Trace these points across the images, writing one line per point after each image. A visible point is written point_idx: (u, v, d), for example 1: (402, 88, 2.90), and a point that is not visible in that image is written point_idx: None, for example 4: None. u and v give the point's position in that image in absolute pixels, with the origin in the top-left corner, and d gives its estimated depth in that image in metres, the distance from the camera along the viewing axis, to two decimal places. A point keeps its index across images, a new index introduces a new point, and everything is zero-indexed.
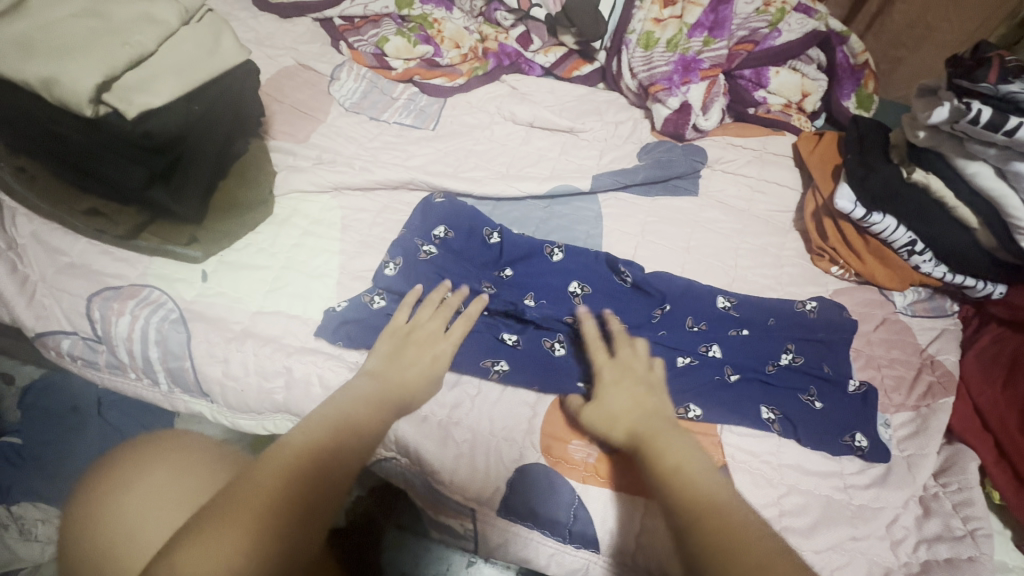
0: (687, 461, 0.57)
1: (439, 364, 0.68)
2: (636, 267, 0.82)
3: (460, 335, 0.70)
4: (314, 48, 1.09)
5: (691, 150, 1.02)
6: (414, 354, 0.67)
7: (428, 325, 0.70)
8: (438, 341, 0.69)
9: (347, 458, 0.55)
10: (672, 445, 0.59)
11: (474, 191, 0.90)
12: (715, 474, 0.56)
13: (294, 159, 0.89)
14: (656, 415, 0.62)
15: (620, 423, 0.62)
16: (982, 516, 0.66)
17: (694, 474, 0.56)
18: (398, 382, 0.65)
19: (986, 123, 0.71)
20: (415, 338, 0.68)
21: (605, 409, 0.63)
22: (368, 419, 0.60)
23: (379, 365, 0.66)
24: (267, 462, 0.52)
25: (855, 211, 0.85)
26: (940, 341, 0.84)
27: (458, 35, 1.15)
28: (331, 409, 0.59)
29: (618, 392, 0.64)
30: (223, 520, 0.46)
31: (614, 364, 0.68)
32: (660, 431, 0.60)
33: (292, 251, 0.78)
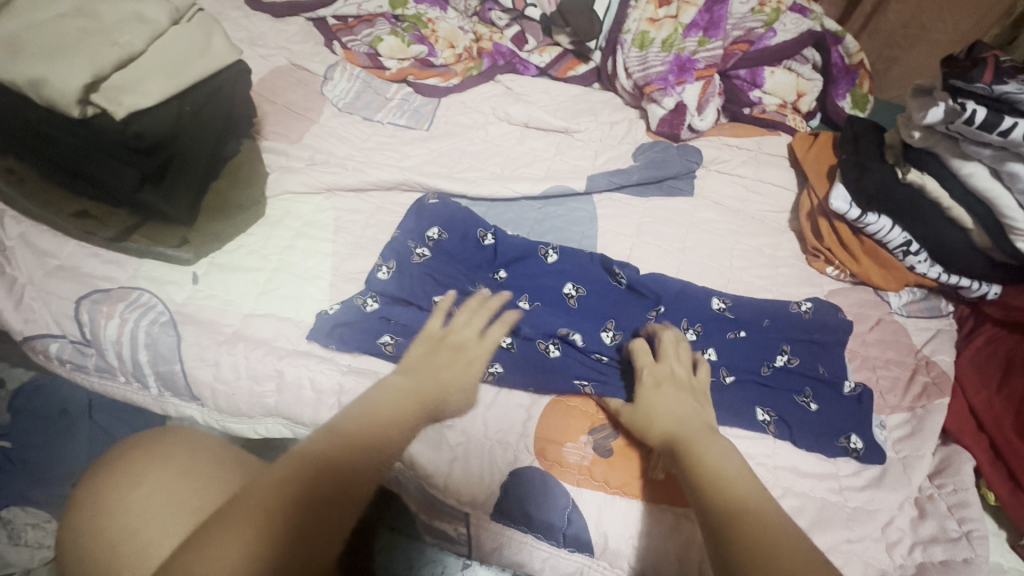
0: (726, 464, 0.56)
1: (473, 370, 0.66)
2: (631, 268, 0.82)
3: (491, 343, 0.69)
4: (307, 48, 1.08)
5: (686, 151, 1.02)
6: (449, 357, 0.65)
7: (465, 332, 0.69)
8: (473, 346, 0.68)
9: (369, 462, 0.51)
10: (710, 447, 0.58)
11: (468, 192, 0.89)
12: (748, 476, 0.55)
13: (286, 159, 0.88)
14: (697, 419, 0.62)
15: (661, 423, 0.62)
16: (977, 517, 0.66)
17: (729, 473, 0.55)
18: (430, 383, 0.61)
19: (981, 123, 0.71)
20: (449, 343, 0.67)
21: (650, 408, 0.64)
22: (395, 424, 0.55)
23: (415, 363, 0.64)
24: (283, 464, 0.48)
25: (850, 212, 0.85)
26: (934, 342, 0.84)
27: (453, 35, 1.15)
28: (358, 408, 0.55)
29: (662, 394, 0.65)
30: (229, 524, 0.42)
31: (659, 366, 0.69)
32: (698, 433, 0.60)
33: (284, 252, 0.78)
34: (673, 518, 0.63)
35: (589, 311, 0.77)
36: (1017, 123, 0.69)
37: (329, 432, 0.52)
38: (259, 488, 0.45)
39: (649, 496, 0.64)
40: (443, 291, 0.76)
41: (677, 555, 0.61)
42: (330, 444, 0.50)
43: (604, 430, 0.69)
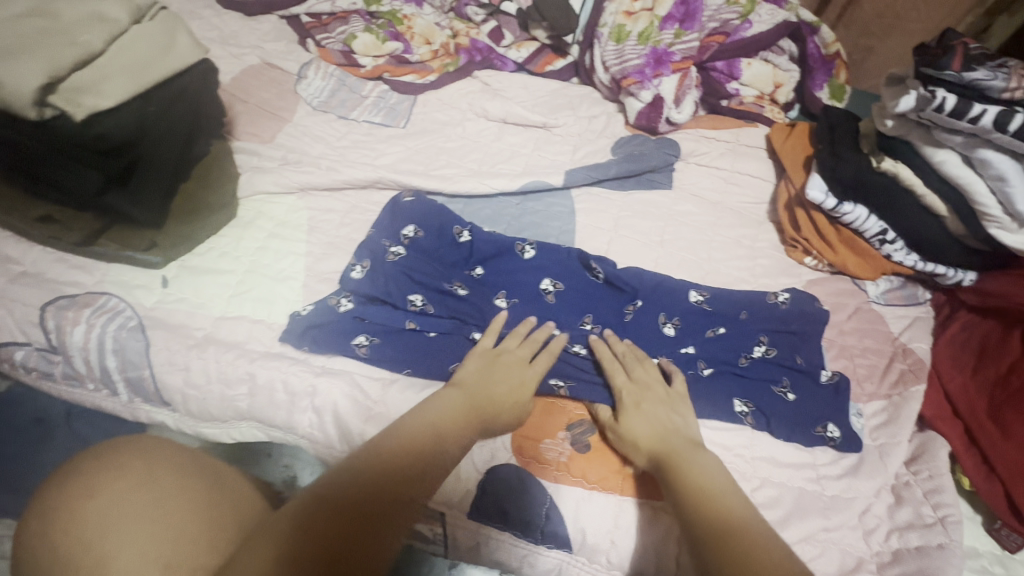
0: (715, 481, 0.57)
1: (526, 392, 0.66)
2: (609, 262, 0.81)
3: (543, 368, 0.68)
4: (280, 46, 1.07)
5: (664, 144, 1.02)
6: (502, 374, 0.66)
7: (516, 353, 0.69)
8: (524, 368, 0.67)
9: (414, 482, 0.52)
10: (695, 464, 0.59)
11: (444, 189, 0.89)
12: (735, 492, 0.56)
13: (259, 159, 0.87)
14: (679, 436, 0.63)
15: (642, 444, 0.63)
16: (952, 502, 0.66)
17: (716, 489, 0.56)
18: (484, 399, 0.63)
19: (951, 111, 0.71)
20: (502, 362, 0.67)
21: (627, 429, 0.64)
22: (452, 439, 0.58)
23: (470, 379, 0.65)
24: (341, 474, 0.50)
25: (826, 201, 0.85)
26: (912, 329, 0.84)
27: (429, 30, 1.13)
28: (419, 420, 0.58)
29: (640, 412, 0.65)
30: (279, 530, 0.43)
31: (633, 384, 0.68)
32: (681, 450, 0.61)
33: (256, 254, 0.77)
34: (648, 510, 0.64)
35: (566, 308, 0.77)
36: (986, 110, 0.69)
37: (390, 446, 0.54)
38: (313, 496, 0.47)
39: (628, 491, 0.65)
40: (418, 290, 0.75)
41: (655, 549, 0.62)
42: (383, 460, 0.52)
43: (582, 425, 0.69)
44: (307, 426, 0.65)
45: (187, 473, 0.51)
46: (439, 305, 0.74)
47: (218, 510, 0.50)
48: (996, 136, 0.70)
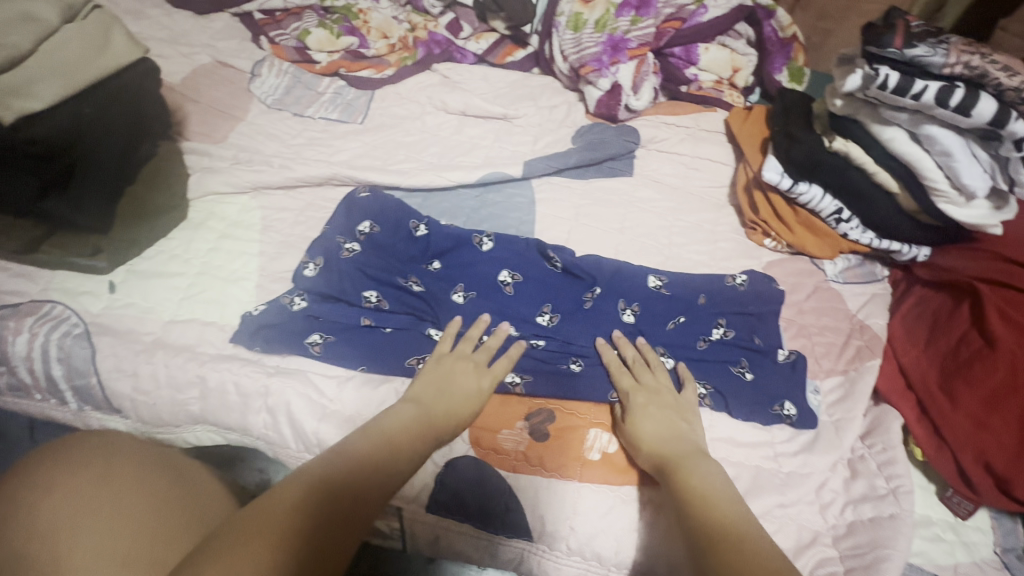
0: (716, 490, 0.55)
1: (482, 398, 0.65)
2: (566, 251, 0.81)
3: (501, 373, 0.68)
4: (233, 44, 1.05)
5: (624, 131, 1.02)
6: (457, 383, 0.65)
7: (474, 358, 0.68)
8: (481, 376, 0.67)
9: (368, 497, 0.50)
10: (700, 471, 0.57)
11: (401, 183, 0.88)
12: (734, 501, 0.54)
13: (209, 159, 0.85)
14: (686, 441, 0.62)
15: (650, 448, 0.62)
16: (904, 473, 0.67)
17: (714, 495, 0.54)
18: (438, 410, 0.61)
19: (894, 88, 0.72)
20: (456, 366, 0.66)
21: (638, 432, 0.64)
22: (404, 452, 0.56)
23: (427, 395, 0.63)
24: (291, 488, 0.47)
25: (782, 181, 0.86)
26: (869, 306, 0.85)
27: (386, 24, 1.12)
28: (370, 435, 0.56)
29: (649, 416, 0.65)
30: (233, 545, 0.40)
31: (642, 388, 0.68)
32: (688, 455, 0.60)
33: (208, 255, 0.75)
34: (608, 491, 0.65)
35: (524, 299, 0.77)
36: (926, 86, 0.70)
37: (343, 460, 0.52)
38: (264, 511, 0.44)
39: (584, 477, 0.65)
40: (374, 286, 0.74)
41: (613, 531, 0.63)
42: (337, 475, 0.50)
43: (540, 414, 0.69)
44: (261, 427, 0.64)
45: (145, 470, 0.51)
46: (394, 301, 0.74)
47: (183, 504, 0.49)
48: (938, 111, 0.71)
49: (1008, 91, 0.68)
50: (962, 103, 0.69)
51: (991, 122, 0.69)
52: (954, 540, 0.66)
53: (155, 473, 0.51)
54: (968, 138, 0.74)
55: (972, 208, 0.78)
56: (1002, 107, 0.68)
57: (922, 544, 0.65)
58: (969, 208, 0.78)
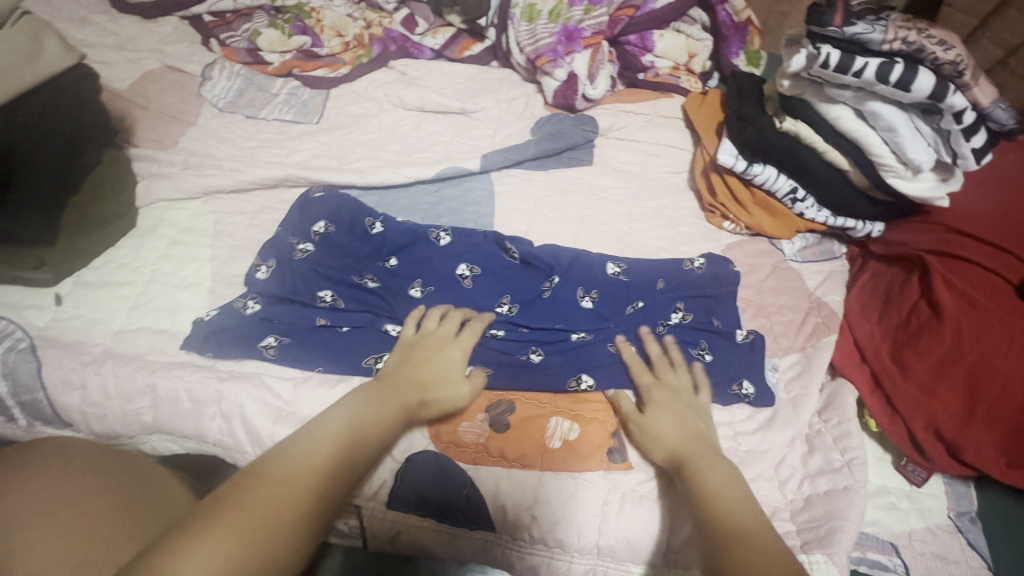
0: (726, 487, 0.58)
1: (450, 371, 0.66)
2: (524, 242, 0.81)
3: (469, 343, 0.69)
4: (182, 48, 1.03)
5: (582, 121, 1.02)
6: (424, 359, 0.66)
7: (439, 334, 0.69)
8: (448, 347, 0.68)
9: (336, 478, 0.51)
10: (713, 470, 0.59)
11: (357, 182, 0.87)
12: (744, 500, 0.56)
13: (159, 166, 0.84)
14: (702, 441, 0.63)
15: (665, 443, 0.63)
16: (858, 445, 0.68)
17: (728, 495, 0.57)
18: (405, 389, 0.62)
19: (836, 66, 0.72)
20: (424, 346, 0.68)
21: (651, 429, 0.64)
22: (372, 433, 0.56)
23: (391, 370, 0.65)
24: (259, 478, 0.48)
25: (736, 164, 0.87)
26: (826, 283, 0.86)
27: (340, 22, 1.10)
28: (342, 417, 0.56)
29: (669, 414, 0.65)
30: (205, 535, 0.41)
31: (661, 386, 0.69)
32: (702, 455, 0.61)
33: (158, 263, 0.74)
34: (570, 478, 0.65)
35: (483, 292, 0.77)
36: (867, 63, 0.70)
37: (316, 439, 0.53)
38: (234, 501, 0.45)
39: (544, 466, 0.65)
40: (329, 285, 0.73)
41: (575, 517, 0.63)
42: (307, 458, 0.51)
43: (500, 405, 0.69)
44: (215, 433, 0.63)
45: (92, 474, 0.50)
46: (350, 300, 0.73)
47: (139, 504, 0.49)
48: (880, 87, 0.72)
49: (945, 64, 0.69)
50: (902, 79, 0.70)
51: (931, 96, 0.70)
52: (908, 508, 0.68)
53: (104, 478, 0.51)
54: (911, 113, 0.75)
55: (919, 181, 0.79)
56: (940, 81, 0.69)
57: (877, 513, 0.67)
58: (916, 181, 0.79)
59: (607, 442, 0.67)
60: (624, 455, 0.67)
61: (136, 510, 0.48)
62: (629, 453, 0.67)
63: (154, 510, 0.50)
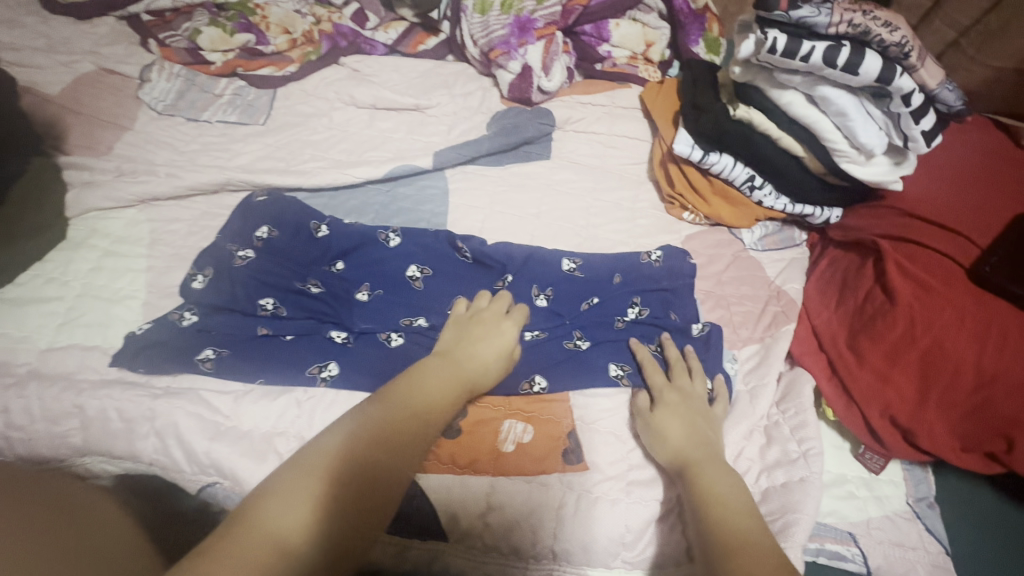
0: (728, 496, 0.56)
1: (506, 348, 0.68)
2: (476, 240, 0.79)
3: (519, 320, 0.71)
4: (119, 49, 0.99)
5: (539, 113, 0.99)
6: (482, 333, 0.68)
7: (490, 310, 0.71)
8: (501, 324, 0.70)
9: (411, 442, 0.56)
10: (719, 479, 0.58)
11: (304, 184, 0.84)
12: (747, 512, 0.55)
13: (90, 173, 0.80)
14: (707, 449, 0.62)
15: (670, 445, 0.62)
16: (814, 435, 0.68)
17: (726, 503, 0.55)
18: (463, 360, 0.65)
19: (783, 51, 0.70)
20: (476, 322, 0.69)
21: (660, 433, 0.63)
22: (440, 407, 0.60)
23: (449, 347, 0.67)
24: (343, 435, 0.54)
25: (692, 154, 0.86)
26: (786, 272, 0.86)
27: (287, 19, 1.07)
28: (412, 389, 0.60)
29: (677, 417, 0.64)
30: (298, 486, 0.48)
31: (675, 389, 0.67)
32: (706, 461, 0.60)
33: (88, 276, 0.71)
34: (523, 482, 0.63)
35: (434, 293, 0.74)
36: (814, 46, 0.69)
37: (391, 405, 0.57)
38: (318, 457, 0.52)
39: (494, 470, 0.63)
40: (270, 293, 0.70)
41: (529, 522, 0.61)
42: (383, 424, 0.55)
43: None
44: (148, 453, 0.60)
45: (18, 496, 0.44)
46: (293, 307, 0.70)
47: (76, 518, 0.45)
48: (828, 71, 0.70)
49: (891, 47, 0.68)
50: (848, 62, 0.68)
51: (878, 79, 0.68)
52: (866, 496, 0.68)
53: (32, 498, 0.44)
54: (861, 96, 0.73)
55: (873, 165, 0.78)
56: (887, 64, 0.68)
57: (834, 503, 0.67)
58: (870, 165, 0.78)
59: (562, 443, 0.66)
60: (579, 456, 0.66)
61: (78, 534, 0.43)
62: (585, 454, 0.66)
63: (96, 536, 0.44)
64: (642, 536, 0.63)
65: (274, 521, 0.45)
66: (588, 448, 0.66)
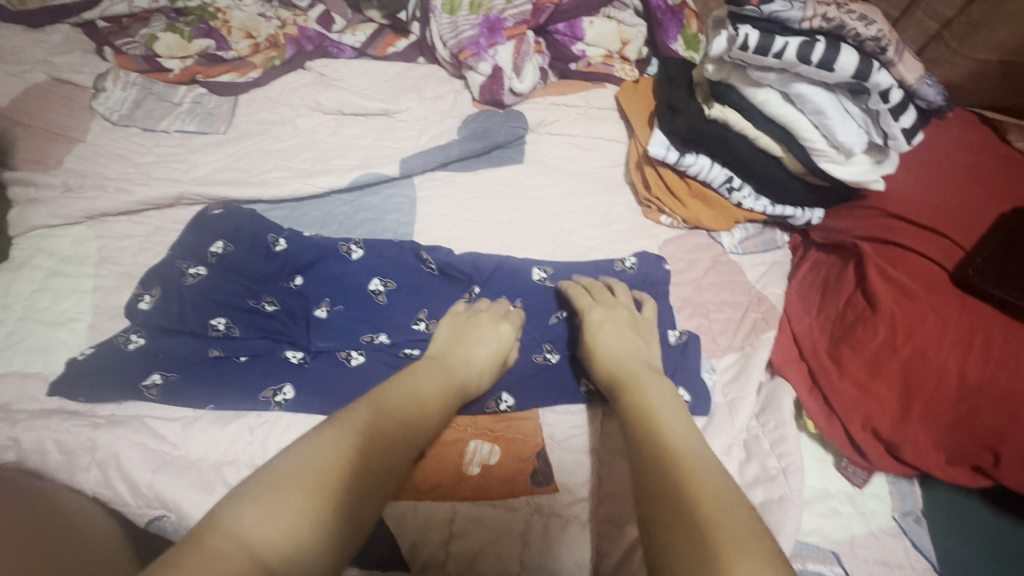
0: (664, 408, 0.54)
1: (502, 350, 0.65)
2: (442, 250, 0.75)
3: (518, 322, 0.69)
4: (72, 58, 0.95)
5: (511, 117, 0.95)
6: (479, 335, 0.65)
7: (489, 311, 0.69)
8: (500, 324, 0.67)
9: (404, 452, 0.50)
10: (651, 387, 0.57)
11: (263, 196, 0.81)
12: (686, 428, 0.51)
13: (36, 189, 0.78)
14: (640, 361, 0.61)
15: (604, 357, 0.62)
16: (794, 450, 0.65)
17: (669, 423, 0.52)
18: (454, 364, 0.62)
19: (755, 48, 0.66)
20: (475, 323, 0.67)
21: (598, 347, 0.63)
22: (431, 414, 0.56)
23: (441, 349, 0.64)
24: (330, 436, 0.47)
25: (668, 156, 0.83)
26: (767, 276, 0.83)
27: (251, 22, 1.03)
28: (403, 395, 0.55)
29: (610, 330, 0.64)
30: (281, 491, 0.41)
31: (600, 305, 0.68)
32: (638, 373, 0.59)
33: (31, 297, 0.69)
34: (489, 507, 0.60)
35: (397, 307, 0.71)
36: (787, 43, 0.65)
37: (383, 410, 0.52)
38: (306, 458, 0.44)
39: (458, 495, 0.60)
40: (223, 312, 0.67)
41: (494, 550, 0.58)
42: (373, 429, 0.49)
43: None
44: (88, 488, 0.56)
45: (35, 531, 0.45)
46: (246, 326, 0.67)
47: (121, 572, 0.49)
48: (802, 68, 0.67)
49: (867, 41, 0.65)
50: (824, 58, 0.65)
51: (855, 75, 0.65)
52: (850, 512, 0.65)
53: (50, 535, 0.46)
54: (839, 93, 0.70)
55: (854, 164, 0.75)
56: (863, 59, 0.65)
57: (816, 521, 0.64)
58: (850, 164, 0.75)
59: (530, 465, 0.63)
60: (549, 477, 0.62)
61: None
62: (555, 475, 0.62)
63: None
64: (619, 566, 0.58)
65: (249, 530, 0.37)
66: (558, 468, 0.63)
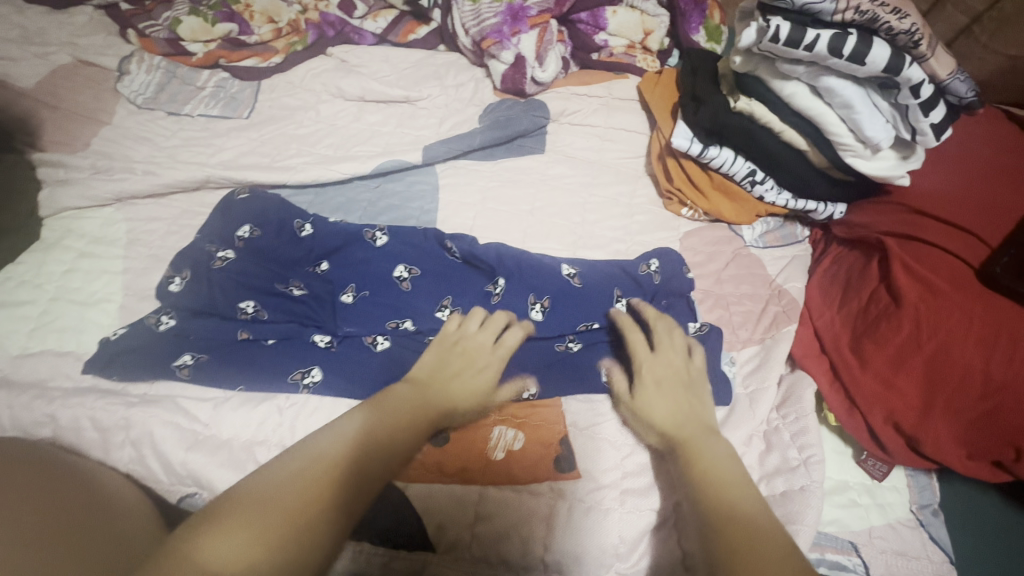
0: (733, 479, 0.54)
1: (484, 383, 0.64)
2: (466, 239, 0.76)
3: (509, 350, 0.66)
4: (97, 40, 0.96)
5: (532, 106, 0.95)
6: (464, 366, 0.64)
7: (478, 336, 0.67)
8: (485, 353, 0.66)
9: (370, 474, 0.50)
10: (710, 454, 0.57)
11: (288, 181, 0.82)
12: (751, 498, 0.52)
13: (65, 170, 0.79)
14: (697, 423, 0.60)
15: (661, 424, 0.61)
16: (816, 443, 0.65)
17: (726, 487, 0.53)
18: (435, 393, 0.61)
19: (787, 39, 0.65)
20: (461, 347, 0.65)
21: (647, 408, 0.62)
22: (402, 434, 0.55)
23: (424, 374, 0.62)
24: (295, 468, 0.48)
25: (691, 148, 0.83)
26: (788, 269, 0.83)
27: (272, 6, 1.03)
28: (368, 413, 0.55)
29: (663, 396, 0.62)
30: (241, 519, 0.42)
31: (654, 360, 0.66)
32: (698, 436, 0.59)
33: (63, 278, 0.70)
34: (512, 491, 0.61)
35: (420, 293, 0.71)
36: (819, 35, 0.64)
37: (351, 433, 0.52)
38: (267, 486, 0.46)
39: (483, 478, 0.61)
40: (250, 295, 0.68)
41: (518, 531, 0.58)
42: (336, 455, 0.50)
43: None
44: (123, 464, 0.58)
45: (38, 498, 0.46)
46: (274, 310, 0.68)
47: (127, 515, 0.50)
48: (833, 61, 0.66)
49: (900, 35, 0.64)
50: (855, 52, 0.64)
51: (886, 69, 0.64)
52: (868, 504, 0.66)
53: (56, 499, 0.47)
54: (866, 87, 0.69)
55: (879, 160, 0.74)
56: (895, 53, 0.64)
57: (835, 511, 0.65)
58: (876, 160, 0.74)
59: (554, 451, 0.63)
60: (572, 463, 0.62)
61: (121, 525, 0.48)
62: (578, 462, 0.63)
63: (106, 530, 0.46)
64: (637, 546, 0.60)
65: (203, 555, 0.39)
66: (582, 454, 0.63)
